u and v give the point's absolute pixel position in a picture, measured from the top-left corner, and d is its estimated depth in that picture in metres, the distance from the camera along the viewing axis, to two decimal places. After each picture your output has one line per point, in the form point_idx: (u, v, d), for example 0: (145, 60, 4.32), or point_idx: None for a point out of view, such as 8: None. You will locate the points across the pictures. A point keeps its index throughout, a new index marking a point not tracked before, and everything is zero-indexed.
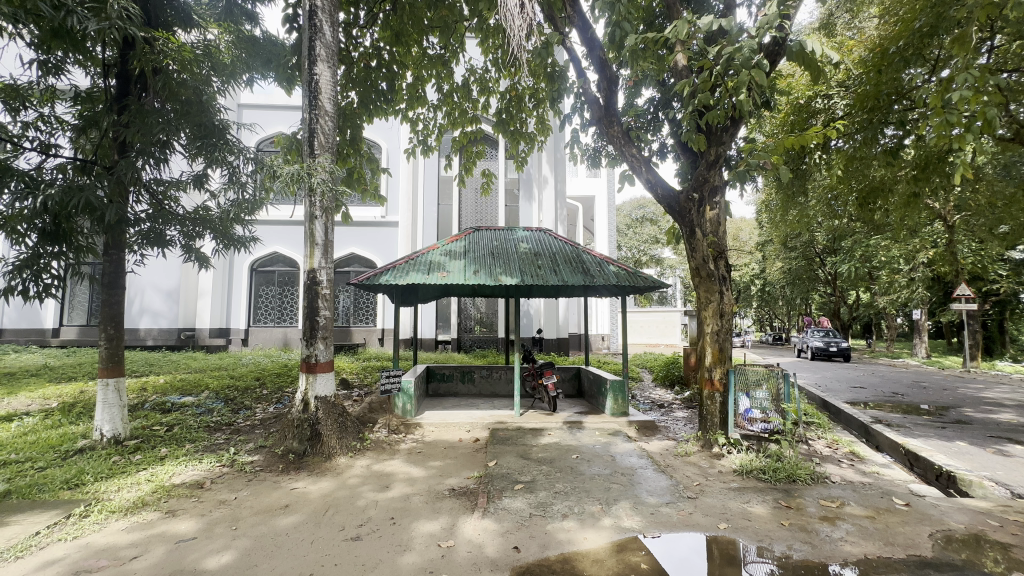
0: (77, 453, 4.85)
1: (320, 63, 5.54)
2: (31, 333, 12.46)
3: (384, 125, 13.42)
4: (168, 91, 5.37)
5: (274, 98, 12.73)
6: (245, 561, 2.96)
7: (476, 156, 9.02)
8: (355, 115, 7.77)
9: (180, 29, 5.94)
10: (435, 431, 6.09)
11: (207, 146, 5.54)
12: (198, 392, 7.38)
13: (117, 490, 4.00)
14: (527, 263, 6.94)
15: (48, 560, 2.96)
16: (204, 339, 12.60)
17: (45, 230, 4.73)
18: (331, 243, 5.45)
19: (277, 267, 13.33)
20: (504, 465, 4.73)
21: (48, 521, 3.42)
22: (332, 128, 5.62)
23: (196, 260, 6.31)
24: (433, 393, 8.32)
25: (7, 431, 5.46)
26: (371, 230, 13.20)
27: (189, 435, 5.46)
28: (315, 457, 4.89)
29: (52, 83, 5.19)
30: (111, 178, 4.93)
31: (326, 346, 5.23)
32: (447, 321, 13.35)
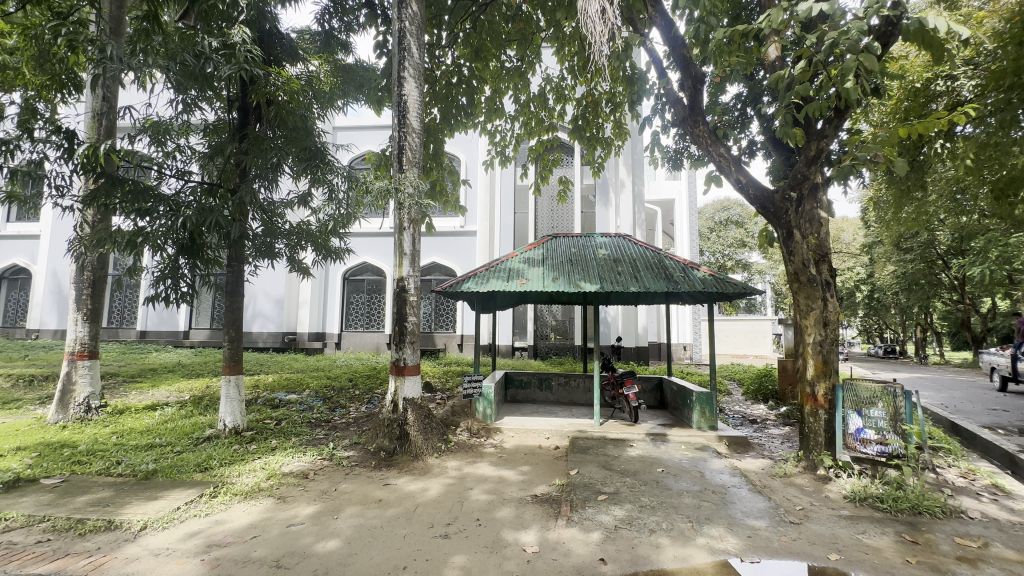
0: (205, 441, 5.52)
1: (409, 82, 5.90)
2: (167, 334, 14.43)
3: (464, 139, 14.00)
4: (279, 119, 6.01)
5: (364, 119, 13.74)
6: (348, 548, 3.19)
7: (553, 164, 9.10)
8: (438, 129, 8.19)
9: (288, 63, 6.41)
10: (515, 436, 6.16)
11: (312, 166, 6.00)
12: (301, 390, 8.09)
13: (238, 475, 4.51)
14: (607, 270, 6.81)
15: (188, 532, 3.40)
16: (304, 342, 13.82)
17: (183, 245, 5.41)
18: (418, 253, 5.75)
19: (366, 276, 14.31)
20: (587, 474, 4.67)
21: (185, 498, 3.93)
22: (419, 144, 5.95)
23: (300, 271, 6.89)
24: (511, 399, 8.43)
25: (152, 418, 6.37)
26: (451, 239, 13.72)
27: (295, 429, 6.00)
28: (404, 455, 5.15)
29: (187, 117, 6.00)
30: (234, 201, 5.67)
31: (413, 349, 5.52)
32: (523, 328, 13.47)
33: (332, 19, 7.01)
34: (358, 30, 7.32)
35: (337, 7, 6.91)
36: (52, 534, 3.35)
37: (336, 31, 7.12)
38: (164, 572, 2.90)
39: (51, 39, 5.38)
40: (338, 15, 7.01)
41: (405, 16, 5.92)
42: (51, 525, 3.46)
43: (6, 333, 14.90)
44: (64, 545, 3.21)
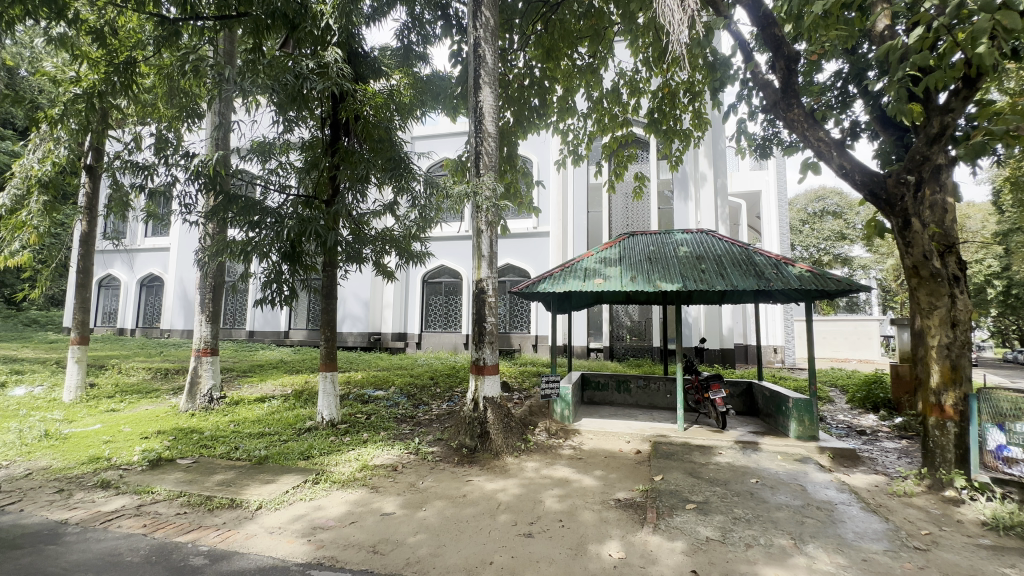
0: (307, 431, 6.03)
1: (484, 88, 6.03)
2: (271, 334, 15.96)
3: (537, 140, 14.08)
4: (365, 133, 6.40)
5: (440, 128, 14.30)
6: (436, 540, 3.33)
7: (628, 160, 8.84)
8: (511, 132, 8.32)
9: (372, 80, 6.82)
10: (594, 439, 6.07)
11: (396, 174, 6.37)
12: (387, 387, 8.57)
13: (336, 464, 4.88)
14: (689, 268, 6.49)
15: (296, 515, 3.73)
16: (388, 341, 14.63)
17: (285, 253, 5.94)
18: (495, 255, 5.85)
19: (444, 278, 14.86)
20: (672, 481, 4.48)
21: (293, 483, 4.33)
22: (495, 148, 6.06)
23: (384, 275, 7.20)
24: (588, 401, 8.32)
25: (262, 409, 7.08)
26: (524, 241, 13.83)
27: (383, 423, 6.37)
28: (485, 453, 5.27)
29: (287, 136, 6.57)
30: (328, 211, 6.12)
31: (492, 350, 5.64)
32: (599, 329, 13.23)
33: (410, 33, 7.37)
34: (434, 42, 7.64)
35: (415, 22, 7.24)
36: (189, 508, 3.84)
37: (415, 45, 7.48)
38: (278, 548, 3.21)
39: (180, 77, 6.17)
40: (416, 29, 7.34)
41: (479, 25, 6.06)
42: (187, 500, 3.98)
43: (146, 332, 17.35)
44: (198, 518, 3.67)
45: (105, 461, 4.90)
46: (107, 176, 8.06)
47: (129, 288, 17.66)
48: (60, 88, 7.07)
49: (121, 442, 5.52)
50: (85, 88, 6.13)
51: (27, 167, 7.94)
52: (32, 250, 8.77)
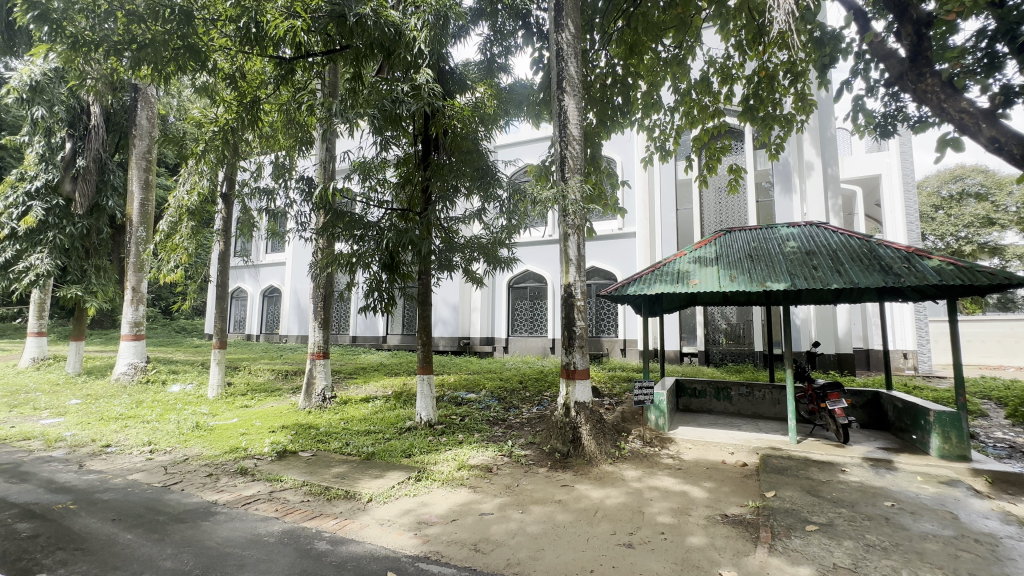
0: (407, 431, 6.40)
1: (567, 94, 6.01)
2: (371, 339, 17.22)
3: (620, 139, 13.77)
4: (455, 145, 6.66)
5: (522, 135, 14.54)
6: (536, 543, 3.35)
7: (721, 153, 8.30)
8: (594, 133, 8.22)
9: (458, 94, 7.08)
10: (694, 448, 5.74)
11: (484, 183, 6.64)
12: (478, 390, 8.83)
13: (436, 463, 5.12)
14: (798, 265, 5.91)
15: (403, 509, 3.96)
16: (476, 346, 15.09)
17: (385, 263, 6.37)
18: (583, 258, 5.79)
19: (529, 283, 15.01)
20: (787, 498, 4.10)
21: (398, 479, 4.61)
22: (580, 150, 5.99)
23: (473, 281, 7.26)
24: (684, 408, 7.90)
25: (368, 409, 7.65)
26: (610, 243, 13.55)
27: (477, 425, 6.56)
28: (578, 459, 5.21)
29: (384, 155, 7.04)
30: (422, 222, 6.46)
31: (582, 354, 5.60)
32: (693, 332, 12.53)
33: (493, 46, 7.59)
34: (516, 52, 7.80)
35: (497, 35, 7.45)
36: (311, 496, 4.26)
37: (497, 57, 7.69)
38: (389, 539, 3.44)
39: (294, 110, 6.91)
40: (498, 42, 7.54)
41: (562, 32, 6.08)
42: (310, 489, 4.41)
43: (269, 338, 19.59)
44: (319, 506, 4.06)
45: (242, 451, 5.59)
46: (239, 202, 9.27)
47: (254, 299, 20.07)
48: (202, 129, 8.27)
49: (254, 435, 6.27)
50: (221, 126, 7.10)
51: (179, 198, 9.38)
52: (183, 268, 10.32)
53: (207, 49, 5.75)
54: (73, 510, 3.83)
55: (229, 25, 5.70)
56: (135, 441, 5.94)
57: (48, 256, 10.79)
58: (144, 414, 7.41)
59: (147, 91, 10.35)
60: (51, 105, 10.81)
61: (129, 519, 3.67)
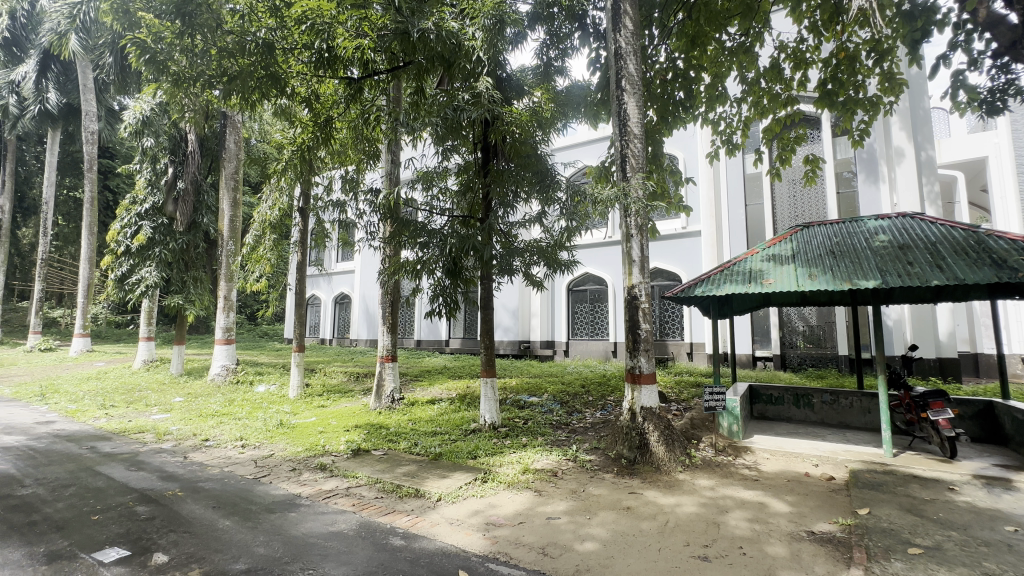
0: (472, 433, 6.52)
1: (626, 94, 5.90)
2: (434, 342, 17.76)
3: (684, 135, 13.27)
4: (513, 151, 6.73)
5: (580, 137, 14.47)
6: (605, 551, 3.28)
7: (796, 143, 7.77)
8: (655, 130, 8.01)
9: (515, 99, 7.15)
10: (772, 459, 5.38)
11: (543, 186, 6.66)
12: (540, 394, 8.83)
13: (501, 465, 5.18)
14: (890, 260, 5.39)
15: (471, 509, 4.03)
16: (537, 349, 15.11)
17: (449, 269, 6.54)
18: (647, 259, 5.63)
19: (589, 286, 14.82)
20: (884, 517, 3.73)
21: (465, 480, 4.71)
22: (641, 149, 5.84)
23: (533, 285, 7.22)
24: (759, 416, 7.43)
25: (434, 410, 7.89)
26: (673, 243, 13.08)
27: (540, 429, 6.55)
28: (646, 466, 5.06)
29: (446, 163, 7.26)
30: (484, 227, 6.57)
31: (648, 358, 5.45)
32: (766, 335, 11.77)
33: (549, 50, 7.62)
34: (573, 53, 7.77)
35: (553, 38, 7.46)
36: (384, 493, 4.45)
37: (553, 60, 7.70)
38: (459, 538, 3.51)
39: (362, 126, 7.31)
40: (555, 45, 7.55)
41: (619, 31, 5.98)
42: (383, 486, 4.61)
43: (341, 342, 20.77)
44: (391, 503, 4.23)
45: (321, 447, 5.96)
46: (313, 215, 9.93)
47: (327, 305, 21.38)
48: (281, 149, 8.96)
49: (330, 433, 6.66)
50: (298, 146, 7.66)
51: (262, 214, 10.22)
52: (266, 277, 11.23)
53: (286, 76, 6.23)
54: (181, 496, 4.26)
55: (304, 52, 6.14)
56: (229, 436, 6.52)
57: (155, 269, 12.15)
58: (236, 412, 8.12)
59: (235, 117, 11.38)
60: (156, 135, 12.18)
61: (226, 507, 4.03)
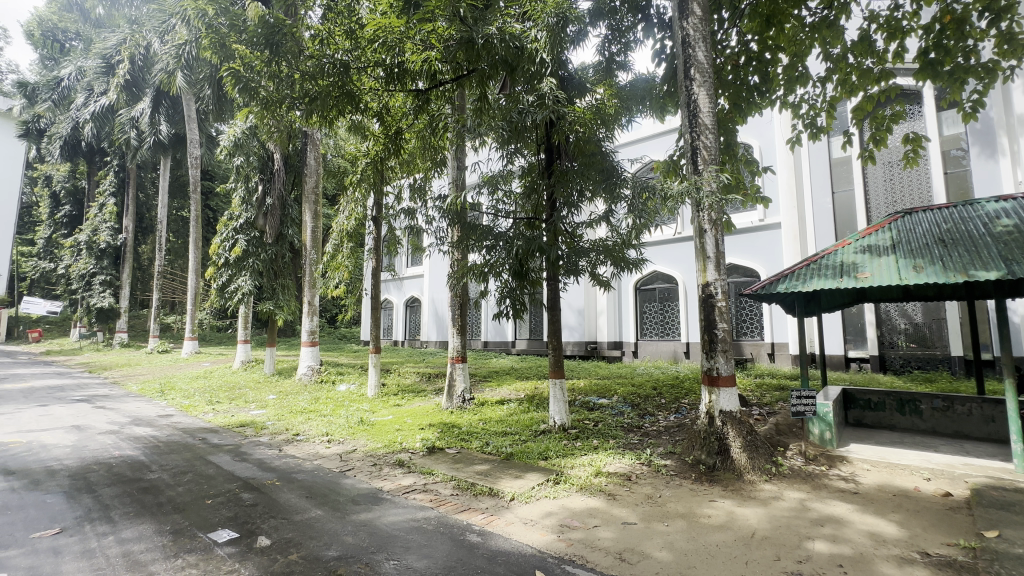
0: (542, 434, 6.53)
1: (695, 84, 5.64)
2: (501, 343, 18.04)
3: (760, 121, 12.45)
4: (578, 150, 6.67)
5: (644, 131, 14.09)
6: (686, 560, 3.15)
7: (893, 120, 7.02)
8: (727, 118, 7.60)
9: (578, 98, 7.05)
10: (873, 470, 4.89)
11: (609, 184, 6.52)
12: (610, 395, 8.66)
13: (572, 467, 5.14)
14: (1016, 248, 4.71)
15: (545, 511, 4.04)
16: (604, 350, 14.85)
17: (515, 270, 6.59)
18: (723, 255, 5.35)
19: (658, 284, 14.33)
20: (1018, 541, 3.26)
21: (537, 480, 4.73)
22: (714, 140, 5.55)
23: (600, 285, 7.07)
24: (856, 423, 6.79)
25: (503, 411, 8.00)
26: (751, 236, 12.32)
27: (611, 431, 6.42)
28: (727, 473, 4.80)
29: (510, 166, 7.34)
30: (550, 228, 6.55)
31: (726, 359, 5.20)
32: (861, 334, 10.72)
33: (611, 45, 7.46)
34: (636, 46, 7.56)
35: (615, 32, 7.31)
36: (459, 491, 4.59)
37: (615, 55, 7.53)
38: (534, 538, 3.53)
39: (429, 135, 7.59)
40: (617, 40, 7.38)
41: (686, 18, 5.74)
42: (458, 483, 4.75)
43: (412, 343, 21.68)
44: (467, 500, 4.34)
45: (398, 445, 6.25)
46: (385, 224, 10.43)
47: (399, 308, 22.41)
48: (357, 162, 9.53)
49: (406, 431, 6.97)
50: (371, 158, 8.11)
51: (340, 224, 10.95)
52: (345, 283, 11.99)
53: (360, 93, 6.61)
54: (278, 486, 4.65)
55: (375, 69, 6.49)
56: (317, 432, 7.02)
57: (249, 278, 13.38)
58: (321, 409, 8.74)
59: (314, 135, 12.27)
60: (248, 156, 13.41)
61: (318, 498, 4.34)
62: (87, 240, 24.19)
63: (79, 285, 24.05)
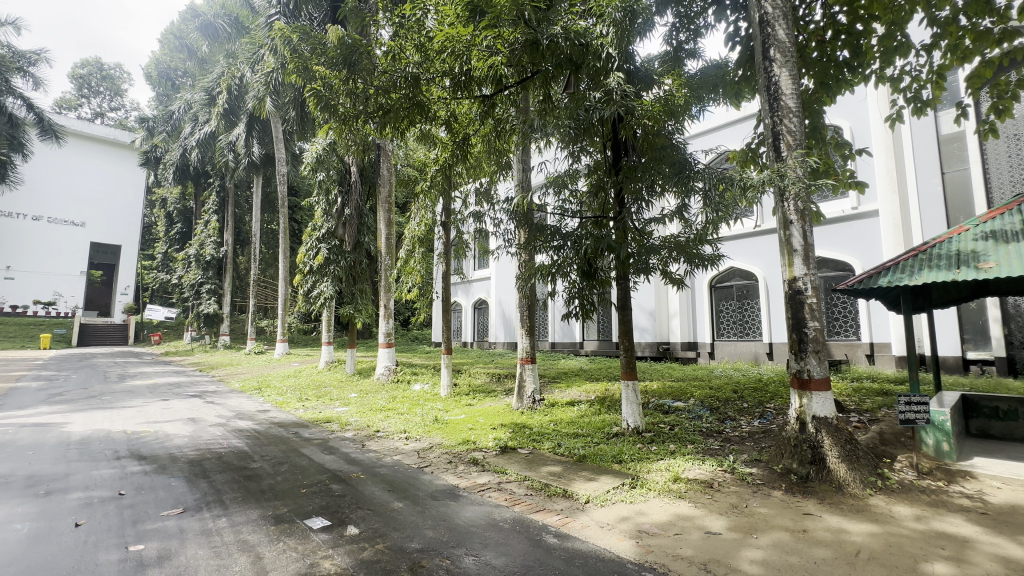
0: (614, 437, 6.38)
1: (776, 65, 5.26)
2: (569, 344, 17.94)
3: (853, 99, 11.37)
4: (647, 144, 6.45)
5: (715, 120, 13.43)
6: None
7: (1019, 86, 6.11)
8: (812, 100, 7.02)
9: (644, 90, 6.82)
10: (1005, 488, 4.26)
11: (682, 178, 6.24)
12: (686, 398, 8.27)
13: (648, 471, 4.98)
14: None
15: (622, 515, 3.94)
16: (678, 351, 14.25)
17: (584, 270, 6.51)
18: (812, 247, 4.93)
19: (735, 282, 13.53)
20: None
21: (612, 484, 4.63)
22: (799, 124, 5.13)
23: (672, 283, 6.78)
24: (980, 433, 5.97)
25: (574, 412, 7.92)
26: (844, 227, 11.31)
27: (689, 436, 6.13)
28: (822, 484, 4.40)
29: (575, 165, 7.28)
30: (619, 225, 6.38)
31: (819, 361, 4.78)
32: (983, 333, 9.42)
33: (679, 32, 7.15)
34: (707, 31, 7.18)
35: (683, 19, 7.01)
36: (533, 491, 4.60)
37: (683, 43, 7.21)
38: (611, 543, 3.45)
39: (494, 138, 7.71)
40: (685, 27, 7.08)
41: None
42: (532, 484, 4.77)
43: (481, 344, 22.14)
44: (541, 501, 4.34)
45: (472, 443, 6.39)
46: (455, 228, 10.73)
47: (468, 310, 22.97)
48: (426, 170, 9.90)
49: (479, 430, 7.12)
50: (440, 165, 8.39)
51: (412, 230, 11.46)
52: (418, 287, 12.49)
53: (429, 102, 6.87)
54: (363, 478, 4.94)
55: (443, 78, 6.70)
56: (395, 429, 7.36)
57: (331, 284, 14.34)
58: (398, 407, 9.16)
59: (386, 147, 12.94)
60: (328, 170, 14.40)
61: (399, 492, 4.54)
62: (196, 253, 27.22)
63: (190, 293, 27.10)
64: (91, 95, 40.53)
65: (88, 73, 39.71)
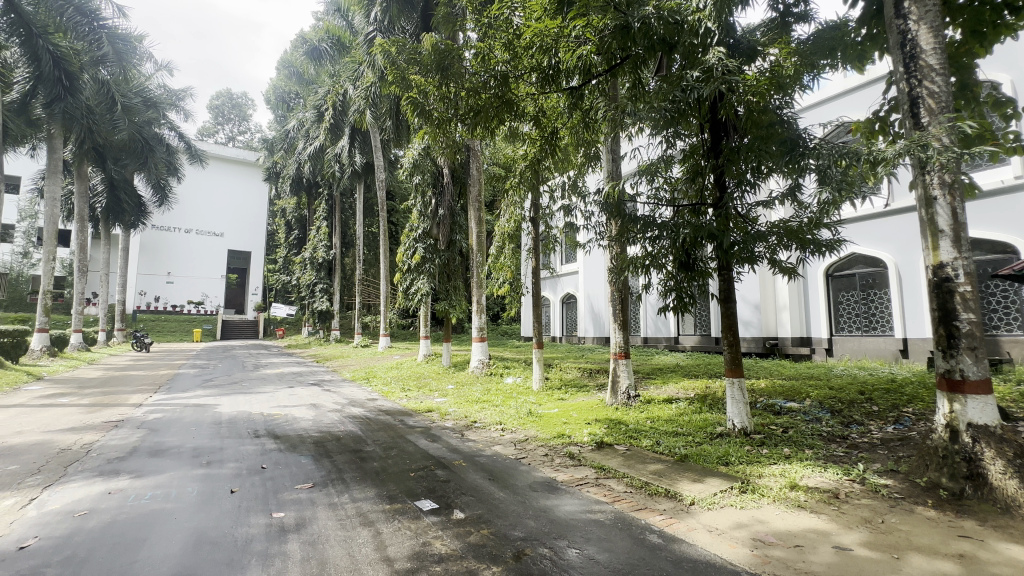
0: (718, 437, 6.00)
1: (911, 16, 4.56)
2: (663, 339, 17.23)
3: (1015, 46, 9.48)
4: (751, 123, 5.93)
5: (829, 89, 12.13)
6: None
7: None
8: (958, 53, 5.97)
9: (747, 64, 6.27)
10: None
11: (794, 157, 5.69)
12: (801, 399, 7.52)
13: (761, 476, 4.60)
14: None
15: (734, 521, 3.69)
16: (787, 347, 13.03)
17: (681, 261, 6.22)
18: (964, 227, 4.20)
19: (858, 269, 12.01)
20: None
21: (720, 487, 4.36)
22: (946, 82, 4.38)
23: (783, 272, 6.18)
24: None
25: (672, 410, 7.59)
26: (1004, 201, 9.52)
27: (806, 440, 5.57)
28: (982, 503, 3.76)
29: (670, 151, 6.91)
30: (719, 212, 5.95)
31: (976, 359, 4.08)
32: None
33: None
34: None
35: None
36: (634, 489, 4.49)
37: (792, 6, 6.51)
38: (722, 549, 3.26)
39: (582, 129, 7.58)
40: None
41: None
42: (631, 481, 4.66)
43: (570, 339, 22.05)
44: (643, 499, 4.22)
45: (566, 438, 6.40)
46: (543, 223, 10.79)
47: (556, 305, 22.97)
48: (515, 166, 10.05)
49: (573, 425, 7.09)
50: (529, 161, 8.46)
51: (502, 226, 11.71)
52: (508, 282, 12.76)
53: (517, 100, 6.94)
54: (464, 466, 5.17)
55: (531, 74, 6.73)
56: (492, 420, 7.61)
57: (427, 281, 15.16)
58: (493, 399, 9.43)
59: (476, 147, 13.34)
60: (422, 173, 15.21)
61: (500, 482, 4.67)
62: (311, 257, 30.36)
63: (308, 292, 30.33)
64: (225, 122, 46.82)
65: (222, 103, 46.07)
